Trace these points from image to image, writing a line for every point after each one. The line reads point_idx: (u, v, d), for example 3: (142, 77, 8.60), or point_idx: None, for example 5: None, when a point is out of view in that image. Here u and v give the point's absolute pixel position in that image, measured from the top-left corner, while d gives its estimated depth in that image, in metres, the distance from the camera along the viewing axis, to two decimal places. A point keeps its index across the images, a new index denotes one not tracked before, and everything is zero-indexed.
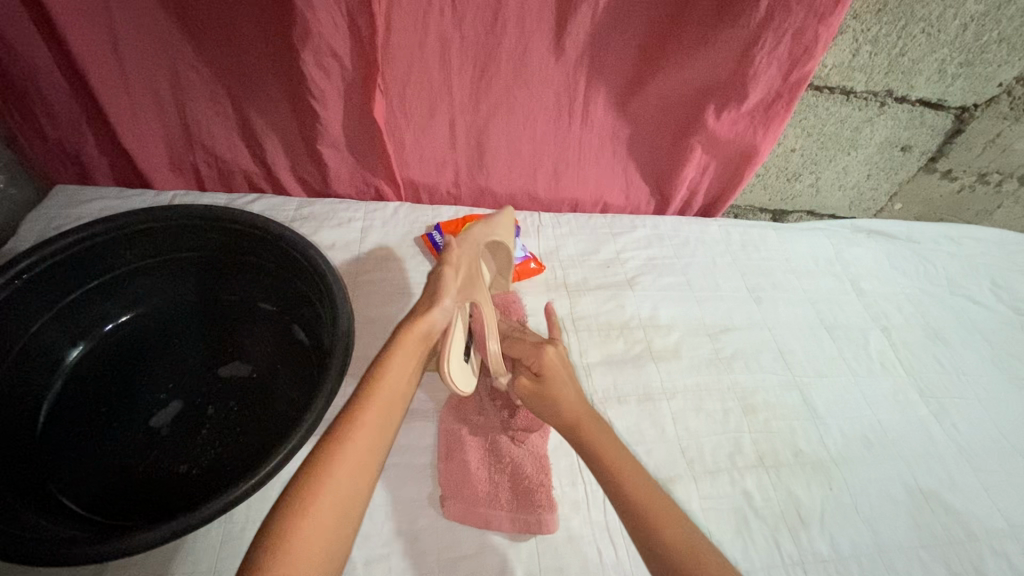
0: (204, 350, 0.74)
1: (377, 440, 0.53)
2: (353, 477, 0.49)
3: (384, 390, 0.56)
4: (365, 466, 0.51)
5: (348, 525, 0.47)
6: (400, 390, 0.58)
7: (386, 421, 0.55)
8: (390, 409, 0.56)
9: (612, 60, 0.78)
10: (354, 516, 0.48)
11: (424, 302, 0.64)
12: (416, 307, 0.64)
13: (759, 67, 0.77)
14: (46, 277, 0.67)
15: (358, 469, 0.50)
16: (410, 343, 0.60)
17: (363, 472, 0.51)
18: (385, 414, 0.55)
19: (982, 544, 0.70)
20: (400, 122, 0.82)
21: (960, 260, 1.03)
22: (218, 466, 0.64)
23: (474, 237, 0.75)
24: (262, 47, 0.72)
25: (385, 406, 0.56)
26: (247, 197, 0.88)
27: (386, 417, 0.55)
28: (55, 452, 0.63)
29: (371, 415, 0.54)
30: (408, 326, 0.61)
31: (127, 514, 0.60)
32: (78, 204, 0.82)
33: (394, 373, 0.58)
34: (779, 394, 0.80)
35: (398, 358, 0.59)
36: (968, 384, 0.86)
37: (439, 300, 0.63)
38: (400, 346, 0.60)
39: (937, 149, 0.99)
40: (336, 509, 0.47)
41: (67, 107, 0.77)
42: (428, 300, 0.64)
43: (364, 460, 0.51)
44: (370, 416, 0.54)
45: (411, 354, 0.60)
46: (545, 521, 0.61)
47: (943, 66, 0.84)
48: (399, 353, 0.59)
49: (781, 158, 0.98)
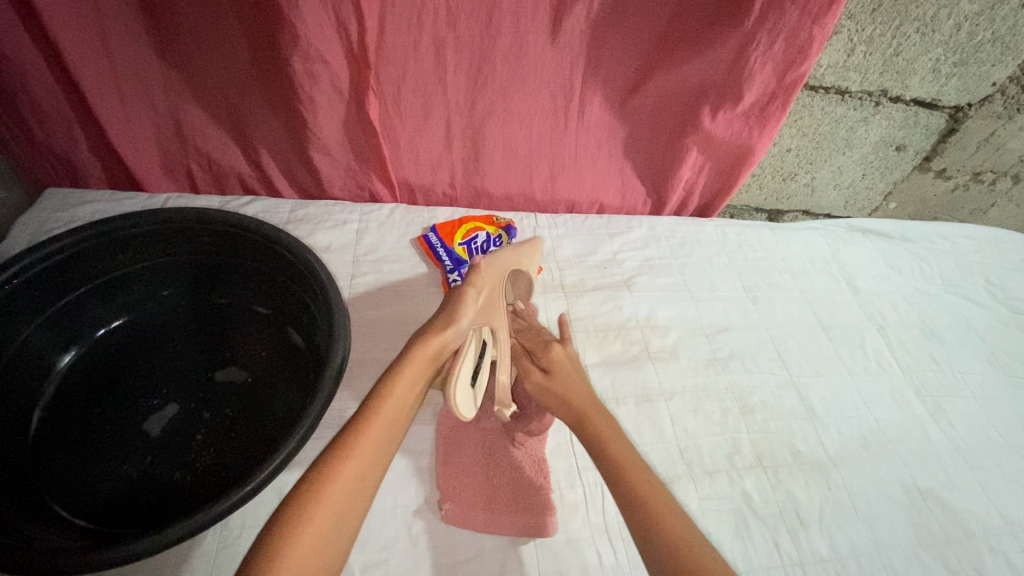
0: (198, 355, 0.73)
1: (369, 470, 0.50)
2: (352, 491, 0.48)
3: (385, 412, 0.54)
4: (354, 500, 0.48)
5: (342, 539, 0.46)
6: (396, 419, 0.55)
7: (380, 450, 0.52)
8: (383, 440, 0.53)
9: (608, 61, 0.78)
10: (349, 529, 0.47)
11: (439, 324, 0.63)
12: (428, 329, 0.63)
13: (754, 68, 0.77)
14: (36, 282, 0.67)
15: (347, 503, 0.48)
16: (418, 368, 0.59)
17: (351, 506, 0.48)
18: (391, 426, 0.54)
19: (980, 542, 0.70)
20: (395, 123, 0.81)
21: (955, 259, 1.03)
22: (213, 472, 0.63)
23: (502, 263, 0.74)
24: (257, 48, 0.71)
25: (391, 418, 0.55)
26: (241, 199, 0.87)
27: (380, 447, 0.52)
28: (47, 460, 0.62)
29: (376, 425, 0.53)
30: (418, 350, 0.60)
31: (120, 523, 0.59)
32: (69, 207, 0.82)
33: (391, 400, 0.55)
34: (776, 393, 0.80)
35: (398, 385, 0.57)
36: (964, 383, 0.86)
37: (455, 322, 0.63)
38: (406, 369, 0.58)
39: (931, 148, 0.99)
40: (322, 541, 0.45)
41: (56, 109, 0.76)
42: (443, 322, 0.63)
43: (355, 489, 0.49)
44: (373, 433, 0.52)
45: (418, 375, 0.59)
46: (543, 524, 0.60)
47: (937, 65, 0.85)
48: (407, 372, 0.58)
49: (776, 158, 0.98)
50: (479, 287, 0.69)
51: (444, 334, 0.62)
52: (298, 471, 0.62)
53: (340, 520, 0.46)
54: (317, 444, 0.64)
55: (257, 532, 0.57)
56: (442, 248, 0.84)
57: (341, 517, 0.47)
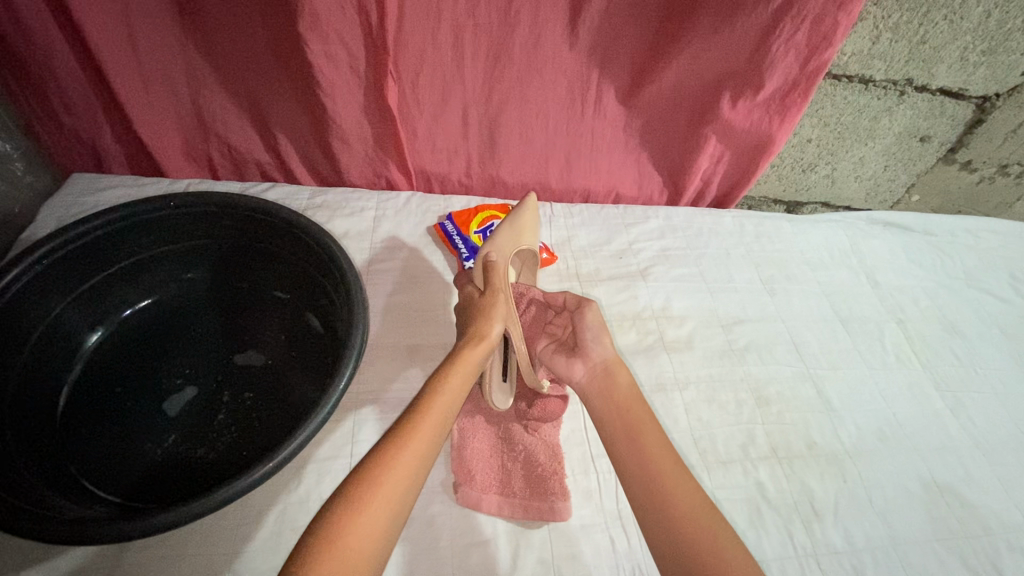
0: (219, 338, 0.74)
1: (395, 509, 0.45)
2: (402, 484, 0.47)
3: (434, 410, 0.53)
4: (376, 544, 0.43)
5: (392, 532, 0.45)
6: (428, 451, 0.50)
7: (408, 484, 0.47)
8: (423, 456, 0.50)
9: (626, 48, 0.77)
10: (398, 522, 0.46)
11: (481, 322, 0.63)
12: (473, 328, 0.63)
13: (777, 55, 0.76)
14: (65, 263, 0.68)
15: (367, 548, 0.43)
16: (470, 365, 0.59)
17: (396, 512, 0.46)
18: (439, 423, 0.53)
19: (997, 538, 0.69)
20: (413, 110, 0.82)
21: (979, 253, 1.01)
22: (234, 452, 0.65)
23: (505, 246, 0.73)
24: (277, 35, 0.72)
25: (439, 415, 0.53)
26: (261, 186, 0.89)
27: (430, 442, 0.51)
28: (76, 434, 0.64)
29: (427, 421, 0.52)
30: (468, 349, 0.60)
31: (146, 499, 0.61)
32: (94, 192, 0.83)
33: (440, 397, 0.54)
34: (792, 385, 0.79)
35: (442, 392, 0.55)
36: (984, 378, 0.85)
37: (492, 329, 0.63)
38: (456, 368, 0.58)
39: (956, 139, 0.97)
40: (373, 535, 0.43)
41: (81, 96, 0.78)
42: (484, 320, 0.63)
43: (406, 482, 0.47)
44: (423, 426, 0.51)
45: (468, 376, 0.58)
46: (558, 509, 0.61)
47: (965, 54, 0.83)
48: (454, 374, 0.57)
49: (796, 148, 0.97)
50: (504, 284, 0.69)
51: (489, 330, 0.62)
52: (318, 452, 0.63)
53: (381, 530, 0.44)
54: (334, 426, 0.65)
55: (278, 510, 0.58)
56: (458, 237, 0.84)
57: (376, 537, 0.43)
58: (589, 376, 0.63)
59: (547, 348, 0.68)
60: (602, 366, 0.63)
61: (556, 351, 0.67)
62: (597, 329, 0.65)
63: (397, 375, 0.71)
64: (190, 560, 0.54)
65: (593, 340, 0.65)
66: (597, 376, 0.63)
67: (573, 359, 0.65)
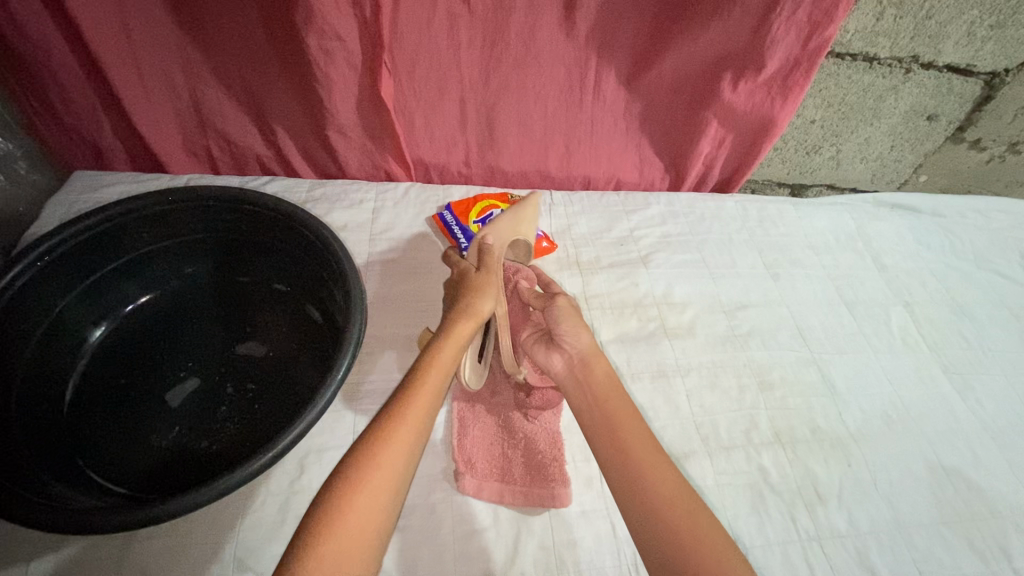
0: (220, 330, 0.75)
1: (393, 487, 0.46)
2: (398, 462, 0.47)
3: (426, 389, 0.53)
4: (376, 523, 0.44)
5: (392, 507, 0.46)
6: (422, 430, 0.50)
7: (404, 466, 0.47)
8: (417, 433, 0.50)
9: (624, 31, 0.76)
10: (397, 498, 0.46)
11: (473, 297, 0.63)
12: (464, 303, 0.62)
13: (778, 34, 0.74)
14: (64, 259, 0.69)
15: (367, 528, 0.44)
16: (459, 339, 0.58)
17: (394, 488, 0.46)
18: (431, 400, 0.53)
19: (1006, 521, 0.69)
20: (409, 100, 0.81)
21: (988, 234, 0.99)
22: (237, 442, 0.65)
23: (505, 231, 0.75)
24: (271, 28, 0.71)
25: (432, 393, 0.53)
26: (261, 179, 0.89)
27: (423, 420, 0.51)
28: (83, 427, 0.65)
29: (419, 401, 0.51)
30: (458, 324, 0.60)
31: (151, 489, 0.62)
32: (95, 189, 0.84)
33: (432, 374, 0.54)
34: (795, 369, 0.78)
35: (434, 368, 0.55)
36: (993, 361, 0.84)
37: (481, 306, 0.62)
38: (446, 344, 0.57)
39: (965, 117, 0.95)
40: (372, 514, 0.44)
41: (80, 93, 0.78)
42: (477, 295, 0.63)
43: (402, 459, 0.47)
44: (416, 405, 0.51)
45: (458, 351, 0.58)
46: (558, 495, 0.62)
47: (973, 28, 0.80)
48: (443, 351, 0.57)
49: (800, 130, 0.95)
50: (496, 266, 0.69)
51: (480, 306, 0.62)
52: (319, 443, 0.63)
53: (380, 509, 0.45)
54: (335, 415, 0.66)
55: (282, 498, 0.59)
56: (456, 227, 0.83)
57: (376, 516, 0.44)
58: (567, 367, 0.62)
59: (530, 337, 0.67)
60: (580, 358, 0.61)
61: (536, 342, 0.65)
62: (568, 319, 0.64)
63: (398, 366, 0.71)
64: (195, 549, 0.55)
65: (567, 330, 0.63)
66: (575, 367, 0.61)
67: (551, 349, 0.63)
